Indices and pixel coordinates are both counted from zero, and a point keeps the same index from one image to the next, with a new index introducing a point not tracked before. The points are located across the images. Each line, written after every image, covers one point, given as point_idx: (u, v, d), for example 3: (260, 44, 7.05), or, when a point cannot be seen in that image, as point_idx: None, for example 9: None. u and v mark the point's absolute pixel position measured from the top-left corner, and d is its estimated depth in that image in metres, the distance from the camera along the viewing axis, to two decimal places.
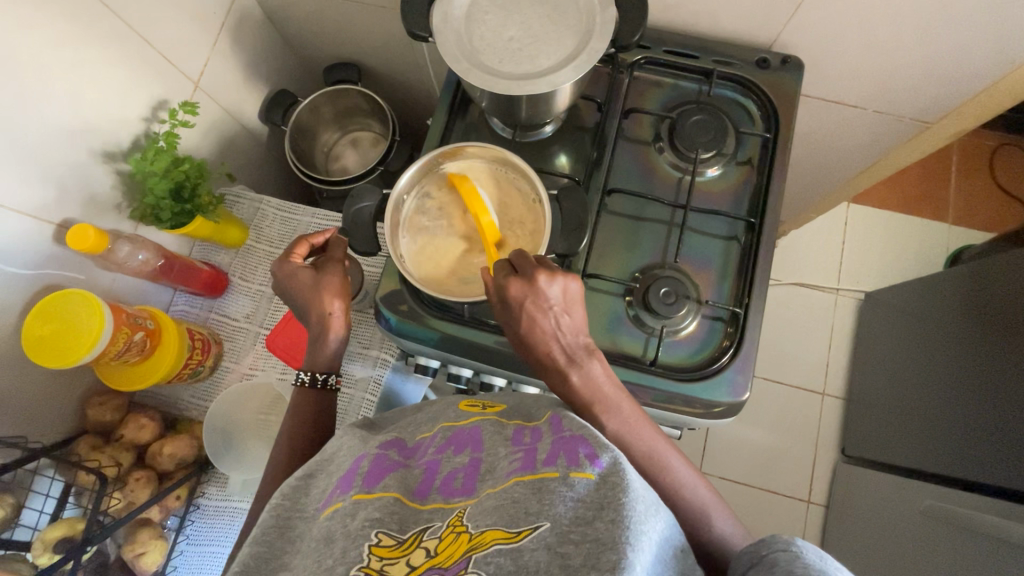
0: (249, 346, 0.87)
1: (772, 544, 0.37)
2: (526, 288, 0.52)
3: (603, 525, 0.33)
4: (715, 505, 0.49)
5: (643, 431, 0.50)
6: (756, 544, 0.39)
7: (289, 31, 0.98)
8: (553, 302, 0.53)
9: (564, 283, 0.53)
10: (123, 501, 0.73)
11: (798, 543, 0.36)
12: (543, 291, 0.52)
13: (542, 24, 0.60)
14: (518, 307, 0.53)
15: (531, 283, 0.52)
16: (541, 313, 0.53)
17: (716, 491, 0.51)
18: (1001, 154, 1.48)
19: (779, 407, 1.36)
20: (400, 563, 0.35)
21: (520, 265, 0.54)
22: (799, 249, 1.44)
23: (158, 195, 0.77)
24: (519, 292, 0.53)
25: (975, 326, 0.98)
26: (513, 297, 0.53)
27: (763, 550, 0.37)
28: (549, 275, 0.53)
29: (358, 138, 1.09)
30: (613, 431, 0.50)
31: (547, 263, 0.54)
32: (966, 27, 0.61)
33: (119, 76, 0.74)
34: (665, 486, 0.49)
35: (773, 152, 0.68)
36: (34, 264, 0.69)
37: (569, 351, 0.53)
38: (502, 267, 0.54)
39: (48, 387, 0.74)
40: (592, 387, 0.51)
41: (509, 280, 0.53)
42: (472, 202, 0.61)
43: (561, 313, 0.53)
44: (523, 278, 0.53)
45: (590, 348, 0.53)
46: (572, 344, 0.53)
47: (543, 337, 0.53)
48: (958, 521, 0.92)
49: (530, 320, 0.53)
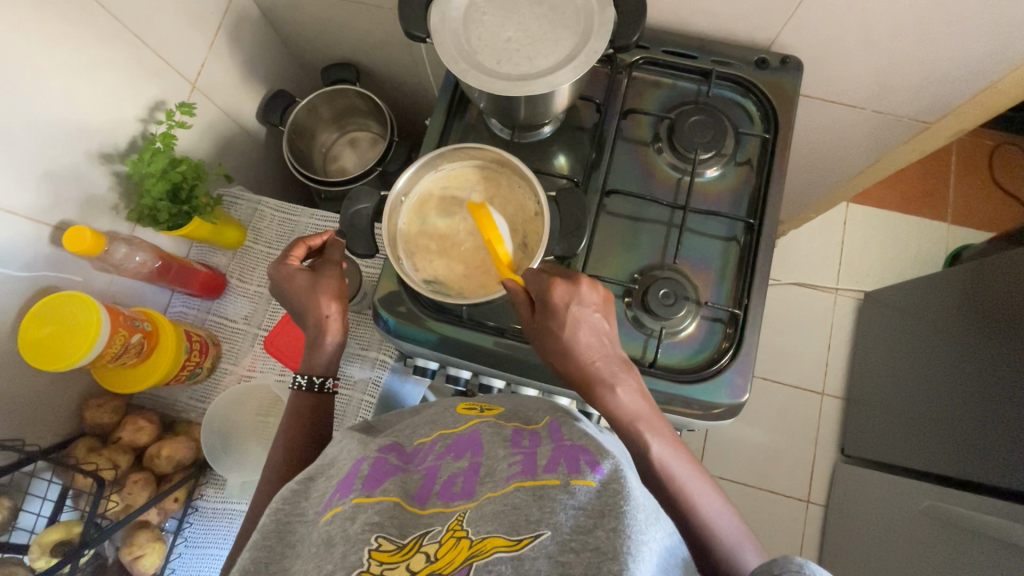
0: (248, 347, 0.87)
1: (784, 565, 0.36)
2: (570, 290, 0.53)
3: (604, 534, 0.33)
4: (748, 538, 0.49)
5: (676, 449, 0.52)
6: (768, 564, 0.37)
7: (287, 32, 0.98)
8: (593, 308, 0.54)
9: (602, 291, 0.56)
10: (121, 504, 0.73)
11: (807, 567, 0.36)
12: (585, 295, 0.54)
13: (540, 24, 0.60)
14: (562, 311, 0.53)
15: (575, 286, 0.54)
16: (584, 318, 0.54)
17: (741, 518, 0.51)
18: (1000, 154, 1.48)
19: (778, 407, 1.36)
20: (400, 568, 0.35)
21: (561, 273, 0.56)
22: (798, 248, 1.44)
23: (156, 196, 0.77)
24: (563, 295, 0.53)
25: (974, 326, 0.98)
26: (559, 300, 0.53)
27: (776, 571, 0.36)
28: (589, 281, 0.55)
29: (357, 138, 1.09)
30: (656, 452, 0.50)
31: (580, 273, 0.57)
32: (966, 27, 0.61)
33: (115, 77, 0.74)
34: (704, 512, 0.49)
35: (773, 153, 0.68)
36: (32, 265, 0.69)
37: (606, 361, 0.54)
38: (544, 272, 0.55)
39: (46, 388, 0.74)
40: (632, 401, 0.52)
41: (554, 280, 0.53)
42: (490, 232, 0.59)
43: (600, 321, 0.55)
44: (567, 281, 0.54)
45: (623, 361, 0.55)
46: (608, 353, 0.54)
47: (583, 345, 0.53)
48: (957, 521, 0.92)
49: (573, 325, 0.53)
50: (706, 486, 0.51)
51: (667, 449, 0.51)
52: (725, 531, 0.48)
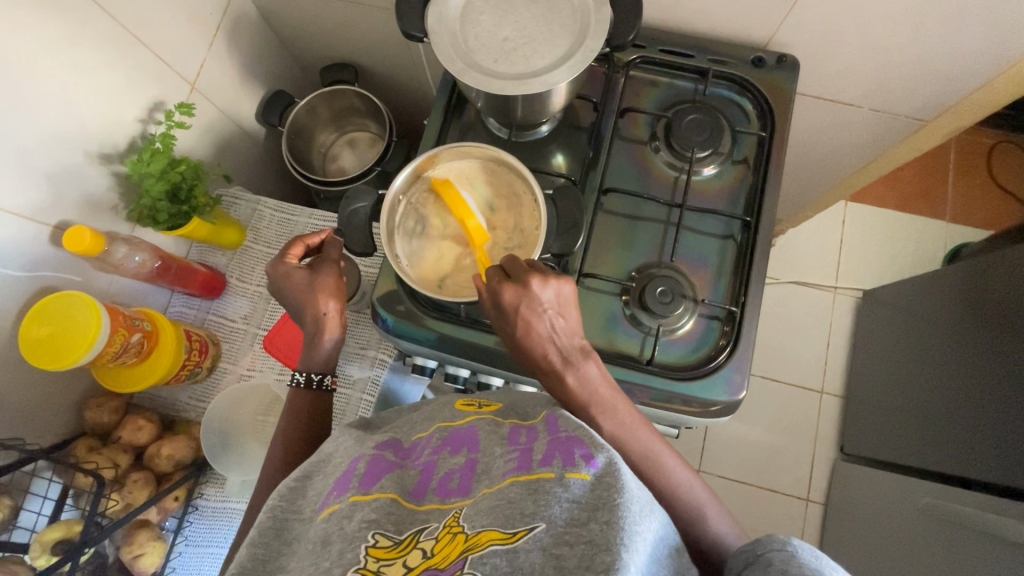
0: (247, 346, 0.87)
1: (768, 543, 0.37)
2: (519, 293, 0.52)
3: (597, 527, 0.33)
4: (711, 505, 0.49)
5: (636, 430, 0.50)
6: (752, 543, 0.39)
7: (286, 32, 0.98)
8: (548, 306, 0.53)
9: (558, 287, 0.53)
10: (121, 503, 0.74)
11: (793, 543, 0.37)
12: (538, 296, 0.52)
13: (536, 23, 0.60)
14: (513, 314, 0.53)
15: (525, 288, 0.52)
16: (538, 317, 0.53)
17: (711, 488, 0.50)
18: (999, 152, 1.49)
19: (778, 405, 1.36)
20: (397, 564, 0.36)
21: (512, 272, 0.54)
22: (797, 247, 1.45)
23: (155, 196, 0.78)
24: (513, 298, 0.53)
25: (972, 324, 0.98)
26: (508, 304, 0.53)
27: (761, 550, 0.37)
28: (544, 279, 0.53)
29: (355, 139, 1.09)
30: (610, 431, 0.50)
31: (541, 267, 0.54)
32: (962, 25, 0.62)
33: (114, 78, 0.74)
34: (667, 487, 0.48)
35: (769, 151, 0.68)
36: (32, 265, 0.69)
37: (564, 353, 0.53)
38: (496, 273, 0.54)
39: (46, 388, 0.74)
40: (589, 387, 0.51)
41: (502, 285, 0.53)
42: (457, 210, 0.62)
43: (555, 316, 0.53)
44: (517, 283, 0.53)
45: (584, 350, 0.54)
46: (568, 347, 0.53)
47: (539, 342, 0.53)
48: (956, 518, 0.92)
49: (527, 325, 0.53)
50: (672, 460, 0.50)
51: (623, 431, 0.50)
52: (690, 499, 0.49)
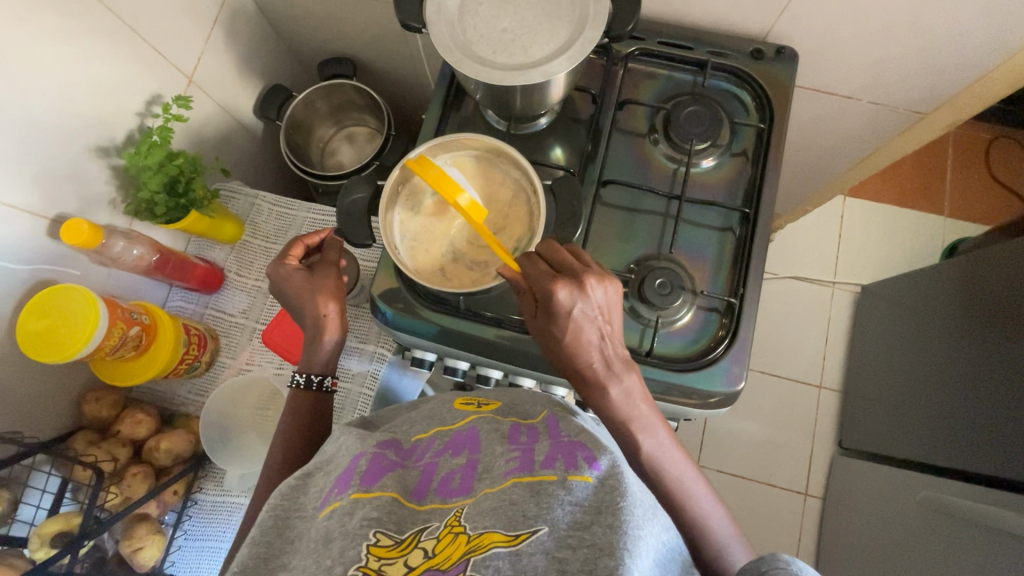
0: (246, 340, 0.87)
1: (772, 561, 0.37)
2: (575, 293, 0.51)
3: (600, 530, 0.34)
4: (733, 537, 0.49)
5: (670, 447, 0.51)
6: (756, 561, 0.39)
7: (283, 25, 0.97)
8: (597, 308, 0.52)
9: (608, 291, 0.52)
10: (120, 496, 0.73)
11: (795, 562, 0.37)
12: (591, 295, 0.51)
13: (535, 14, 0.59)
14: (564, 316, 0.51)
15: (580, 288, 0.51)
16: (588, 321, 0.52)
17: (734, 521, 0.51)
18: (997, 147, 1.49)
19: (777, 399, 1.37)
20: (398, 564, 0.35)
21: (564, 269, 0.53)
22: (797, 242, 1.45)
23: (152, 189, 0.77)
24: (567, 299, 0.51)
25: (969, 320, 0.99)
26: (561, 303, 0.51)
27: (764, 567, 0.37)
28: (596, 278, 0.52)
29: (354, 132, 1.08)
30: (649, 450, 0.51)
31: (590, 265, 0.54)
32: (962, 18, 0.61)
33: (111, 70, 0.74)
34: (691, 512, 0.49)
35: (767, 143, 0.68)
36: (30, 259, 0.69)
37: (608, 362, 0.52)
38: (545, 270, 0.52)
39: (45, 383, 0.74)
40: (629, 400, 0.51)
41: (557, 283, 0.51)
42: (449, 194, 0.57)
43: (605, 321, 0.52)
44: (571, 282, 0.51)
45: (627, 359, 0.53)
46: (611, 354, 0.52)
47: (585, 348, 0.52)
48: (952, 512, 0.93)
49: (576, 328, 0.51)
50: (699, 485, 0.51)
51: (659, 446, 0.51)
52: (715, 532, 0.49)
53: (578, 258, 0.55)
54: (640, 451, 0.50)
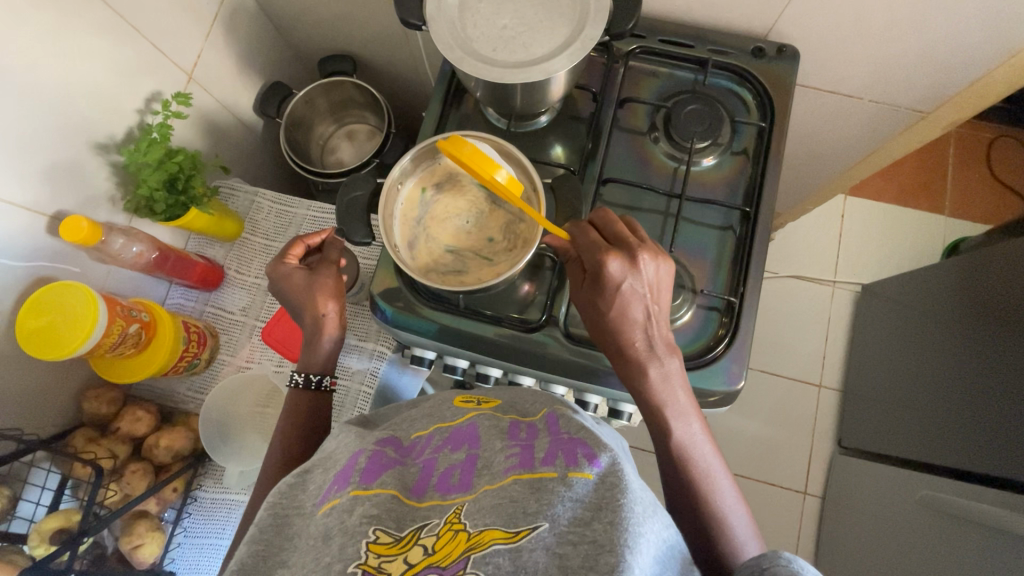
0: (246, 338, 0.87)
1: (773, 558, 0.37)
2: (626, 267, 0.51)
3: (601, 527, 0.34)
4: (750, 539, 0.49)
5: (702, 437, 0.51)
6: (757, 558, 0.38)
7: (283, 22, 0.97)
8: (647, 284, 0.52)
9: (659, 269, 0.53)
10: (120, 493, 0.74)
11: (795, 559, 0.37)
12: (641, 271, 0.52)
13: (535, 11, 0.59)
14: (612, 286, 0.51)
15: (633, 263, 0.51)
16: (636, 296, 0.52)
17: (755, 524, 0.50)
18: (999, 147, 1.48)
19: (776, 398, 1.37)
20: (398, 561, 0.35)
21: (617, 243, 0.53)
22: (797, 241, 1.45)
23: (152, 186, 0.77)
24: (617, 272, 0.51)
25: (970, 320, 0.99)
26: (612, 275, 0.51)
27: (766, 564, 0.37)
28: (649, 254, 0.52)
29: (354, 130, 1.08)
30: (679, 436, 0.50)
31: (645, 241, 0.54)
32: (962, 18, 0.61)
33: (111, 66, 0.73)
34: (703, 507, 0.49)
35: (768, 142, 0.68)
36: (30, 255, 0.68)
37: (650, 341, 0.52)
38: (598, 240, 0.53)
39: (44, 380, 0.74)
40: (667, 382, 0.51)
41: (609, 255, 0.51)
42: (487, 170, 0.54)
43: (654, 300, 0.52)
44: (623, 254, 0.52)
45: (669, 342, 0.53)
46: (654, 334, 0.52)
47: (629, 324, 0.52)
48: (953, 512, 0.92)
49: (622, 302, 0.52)
50: (725, 480, 0.51)
51: (690, 433, 0.51)
52: (735, 530, 0.48)
53: (633, 233, 0.55)
54: (668, 436, 0.51)
